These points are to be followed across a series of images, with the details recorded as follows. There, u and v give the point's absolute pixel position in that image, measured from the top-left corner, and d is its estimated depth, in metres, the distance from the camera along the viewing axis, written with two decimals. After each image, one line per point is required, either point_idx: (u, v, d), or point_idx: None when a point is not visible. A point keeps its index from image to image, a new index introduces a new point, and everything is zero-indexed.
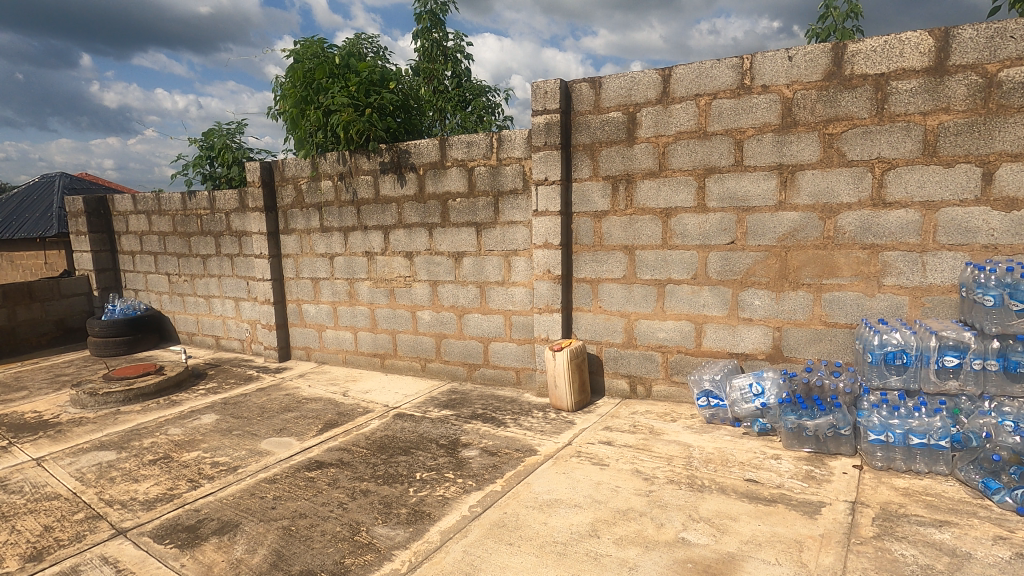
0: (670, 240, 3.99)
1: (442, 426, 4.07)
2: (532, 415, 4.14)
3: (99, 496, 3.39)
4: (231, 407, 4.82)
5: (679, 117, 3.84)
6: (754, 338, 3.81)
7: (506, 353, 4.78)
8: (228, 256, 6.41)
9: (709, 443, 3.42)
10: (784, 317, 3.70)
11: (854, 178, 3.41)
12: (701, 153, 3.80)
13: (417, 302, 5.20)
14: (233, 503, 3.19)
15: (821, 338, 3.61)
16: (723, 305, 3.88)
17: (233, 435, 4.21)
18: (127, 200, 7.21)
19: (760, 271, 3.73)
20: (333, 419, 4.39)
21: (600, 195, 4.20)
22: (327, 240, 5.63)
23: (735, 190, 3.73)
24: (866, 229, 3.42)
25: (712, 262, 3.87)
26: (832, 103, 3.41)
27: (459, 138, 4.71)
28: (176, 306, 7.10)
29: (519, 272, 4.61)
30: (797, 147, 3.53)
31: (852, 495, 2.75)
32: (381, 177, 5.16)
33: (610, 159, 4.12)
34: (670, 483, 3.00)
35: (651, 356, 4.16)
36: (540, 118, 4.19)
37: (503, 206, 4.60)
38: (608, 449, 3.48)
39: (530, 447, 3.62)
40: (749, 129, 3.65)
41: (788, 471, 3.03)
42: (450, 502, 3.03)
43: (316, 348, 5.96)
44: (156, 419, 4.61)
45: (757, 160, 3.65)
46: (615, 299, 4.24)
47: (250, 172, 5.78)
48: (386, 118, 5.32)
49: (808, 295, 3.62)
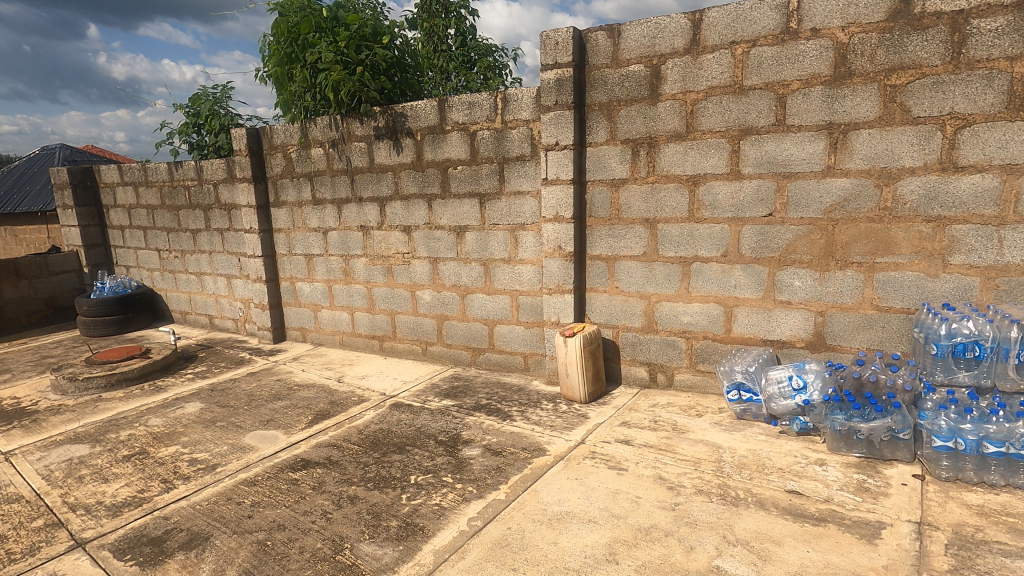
0: (697, 213, 3.51)
1: (443, 419, 3.71)
2: (541, 408, 3.75)
3: (63, 499, 3.08)
4: (218, 394, 4.48)
5: (710, 69, 3.33)
6: (792, 324, 3.36)
7: (514, 337, 4.38)
8: (218, 230, 6.03)
9: (741, 444, 3.03)
10: (828, 299, 3.25)
11: (920, 137, 2.89)
12: (737, 111, 3.29)
13: (417, 281, 4.80)
14: (207, 510, 2.86)
15: (871, 325, 3.16)
16: (757, 286, 3.42)
17: (216, 427, 3.88)
18: (113, 171, 6.82)
19: (802, 248, 3.26)
20: (325, 410, 4.04)
21: (617, 161, 3.71)
22: (320, 213, 5.21)
23: (776, 153, 3.24)
24: (932, 198, 2.92)
25: (746, 237, 3.40)
26: (897, 48, 2.88)
27: (460, 99, 4.22)
28: (168, 283, 6.77)
29: (527, 248, 4.17)
30: (851, 103, 3.02)
31: (916, 514, 2.33)
32: (376, 143, 4.70)
33: (630, 119, 3.62)
34: (699, 494, 2.61)
35: (673, 343, 3.74)
36: (551, 74, 3.69)
37: (509, 174, 4.13)
38: (626, 450, 3.09)
39: (538, 446, 3.23)
40: (794, 81, 3.13)
41: (836, 481, 2.62)
42: (447, 513, 2.66)
43: (312, 329, 5.61)
44: (137, 407, 4.28)
45: (803, 118, 3.14)
46: (634, 279, 3.80)
47: (236, 139, 5.35)
48: (379, 77, 4.81)
49: (858, 276, 3.15)
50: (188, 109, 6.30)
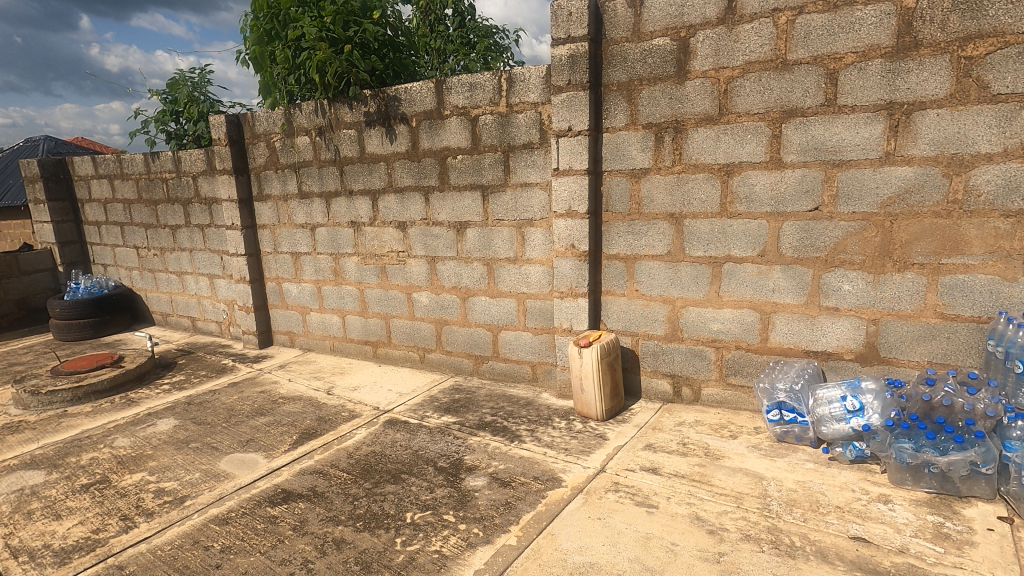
0: (730, 207, 3.09)
1: (442, 440, 3.30)
2: (553, 426, 3.34)
3: (6, 541, 2.67)
4: (194, 408, 4.06)
5: (747, 41, 2.90)
6: (840, 333, 2.95)
7: (520, 345, 3.96)
8: (199, 226, 5.59)
9: (787, 474, 2.63)
10: (882, 306, 2.84)
11: (1000, 117, 2.47)
12: (779, 89, 2.87)
13: (413, 282, 4.38)
14: (169, 557, 2.45)
15: (934, 336, 2.76)
16: (799, 291, 3.01)
17: (189, 449, 3.47)
18: (86, 163, 6.35)
19: (853, 247, 2.85)
20: (311, 427, 3.63)
21: (639, 149, 3.28)
22: (307, 207, 4.78)
23: (824, 137, 2.81)
24: (1012, 190, 2.51)
25: (787, 235, 2.98)
26: (974, 13, 2.46)
27: (460, 80, 3.79)
28: (148, 283, 6.34)
29: (536, 247, 3.75)
30: (917, 78, 2.59)
31: (1015, 571, 1.93)
32: (367, 131, 4.26)
33: (654, 101, 3.18)
34: (747, 541, 2.21)
35: (701, 352, 3.33)
36: (563, 49, 3.26)
37: (515, 164, 3.70)
38: (654, 480, 2.69)
39: (552, 474, 2.83)
40: (847, 54, 2.70)
41: (908, 525, 2.22)
42: (449, 564, 2.26)
43: (300, 333, 5.19)
44: (104, 425, 3.86)
45: (858, 97, 2.71)
46: (656, 281, 3.38)
47: (215, 127, 4.90)
48: (369, 56, 4.34)
49: (919, 278, 2.74)
50: (166, 96, 5.84)
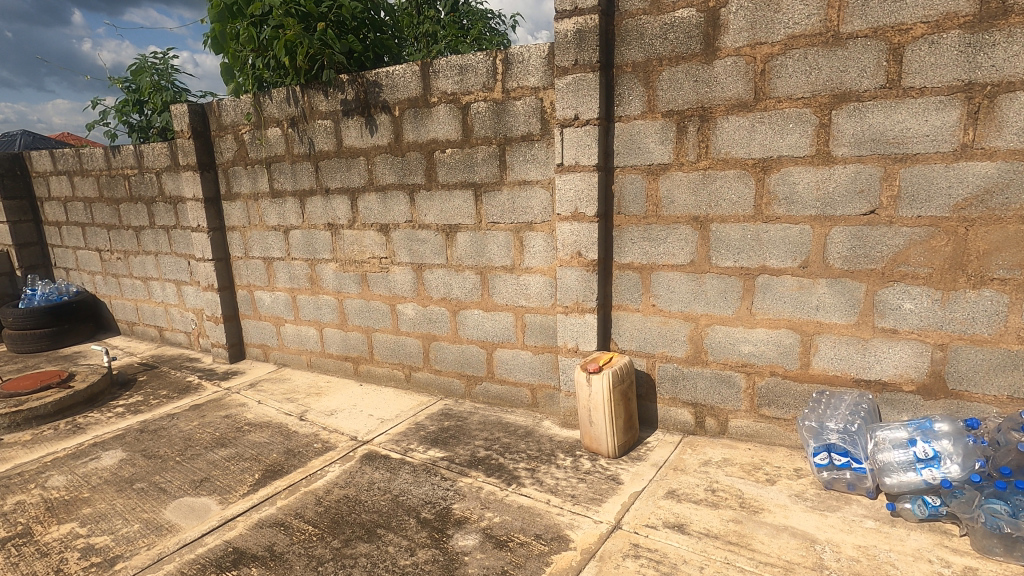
0: (766, 210, 2.62)
1: (428, 482, 2.82)
2: (557, 465, 2.86)
3: None
4: (147, 438, 3.56)
5: (790, 10, 2.42)
6: (899, 360, 2.49)
7: (518, 365, 3.48)
8: (164, 228, 5.08)
9: (844, 536, 2.15)
10: (952, 329, 2.37)
11: None
12: (829, 69, 2.39)
13: (398, 292, 3.89)
14: None
15: (1015, 366, 2.30)
16: (849, 310, 2.54)
17: (133, 491, 2.97)
18: (45, 158, 5.82)
19: (918, 258, 2.38)
20: (277, 463, 3.14)
21: (657, 140, 2.80)
22: (279, 207, 4.27)
23: (884, 126, 2.34)
24: None
25: (836, 243, 2.50)
26: None
27: (448, 63, 3.29)
28: (113, 289, 5.82)
29: (536, 254, 3.27)
30: (1004, 53, 2.12)
31: None
32: (344, 121, 3.77)
33: (676, 84, 2.70)
34: None
35: (728, 379, 2.86)
36: (569, 24, 2.78)
37: (512, 159, 3.21)
38: (681, 541, 2.22)
39: (557, 532, 2.35)
40: (916, 25, 2.22)
41: None
42: None
43: (275, 347, 4.69)
44: (41, 458, 3.36)
45: (927, 77, 2.23)
46: (676, 295, 2.90)
47: (177, 118, 4.39)
48: (346, 36, 3.84)
49: (999, 297, 2.27)
50: (129, 85, 5.32)
